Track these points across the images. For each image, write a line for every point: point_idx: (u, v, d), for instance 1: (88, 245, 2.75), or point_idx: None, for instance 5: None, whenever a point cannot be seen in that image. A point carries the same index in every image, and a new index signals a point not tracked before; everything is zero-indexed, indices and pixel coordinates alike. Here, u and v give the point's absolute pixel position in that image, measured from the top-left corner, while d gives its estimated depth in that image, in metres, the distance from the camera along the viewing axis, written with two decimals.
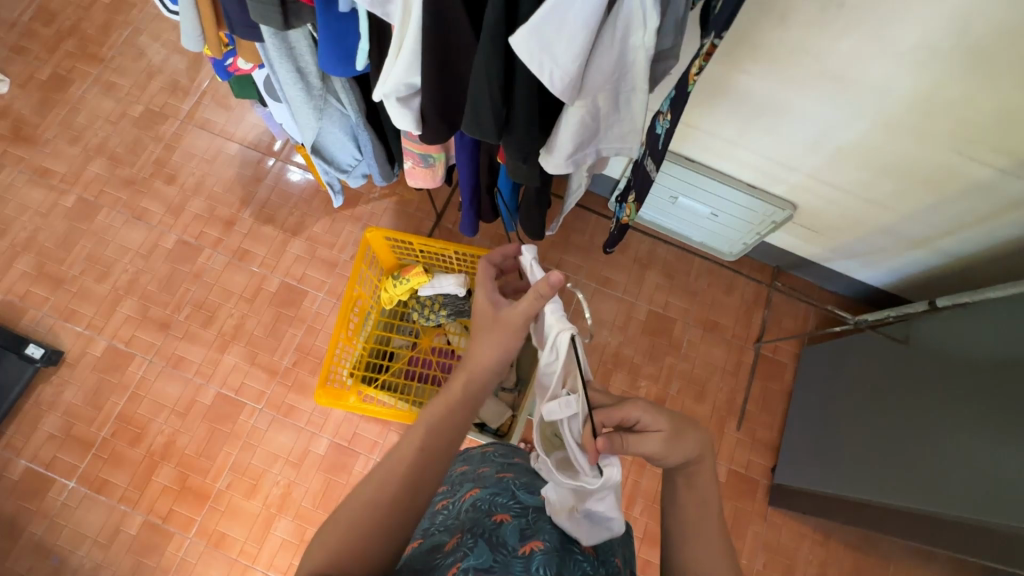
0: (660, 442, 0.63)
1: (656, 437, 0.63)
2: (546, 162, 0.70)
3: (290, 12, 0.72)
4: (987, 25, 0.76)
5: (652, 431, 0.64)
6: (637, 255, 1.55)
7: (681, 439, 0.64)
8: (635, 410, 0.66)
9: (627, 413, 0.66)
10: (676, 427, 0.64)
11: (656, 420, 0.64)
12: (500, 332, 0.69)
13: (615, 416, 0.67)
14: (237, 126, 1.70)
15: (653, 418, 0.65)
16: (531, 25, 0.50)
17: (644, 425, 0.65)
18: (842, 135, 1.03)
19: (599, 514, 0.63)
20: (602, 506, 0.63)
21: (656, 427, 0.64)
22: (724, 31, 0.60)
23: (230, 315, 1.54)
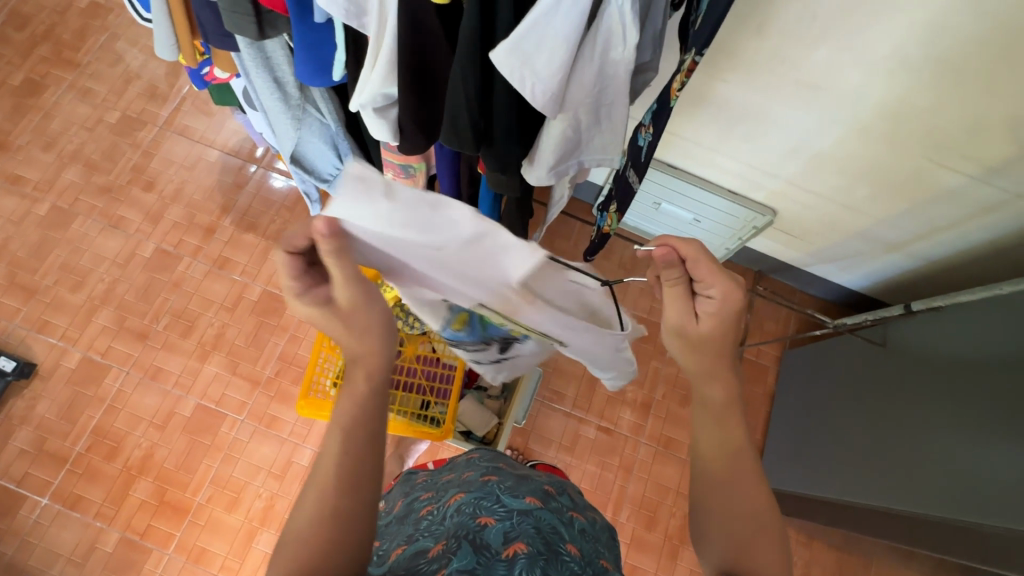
0: (687, 330, 0.63)
1: (686, 322, 0.63)
2: (527, 174, 0.71)
3: (265, 22, 0.72)
4: (953, 39, 0.78)
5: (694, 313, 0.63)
6: (622, 260, 1.56)
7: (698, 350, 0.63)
8: (716, 293, 0.60)
9: (709, 288, 0.60)
10: (703, 342, 0.63)
11: (707, 320, 0.62)
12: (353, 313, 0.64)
13: (700, 275, 0.60)
14: (217, 133, 1.67)
15: (715, 314, 0.61)
16: (511, 40, 0.50)
17: (702, 300, 0.62)
18: (818, 142, 1.05)
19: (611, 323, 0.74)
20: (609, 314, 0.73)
21: (698, 320, 0.63)
22: (705, 47, 0.59)
23: (211, 325, 1.52)
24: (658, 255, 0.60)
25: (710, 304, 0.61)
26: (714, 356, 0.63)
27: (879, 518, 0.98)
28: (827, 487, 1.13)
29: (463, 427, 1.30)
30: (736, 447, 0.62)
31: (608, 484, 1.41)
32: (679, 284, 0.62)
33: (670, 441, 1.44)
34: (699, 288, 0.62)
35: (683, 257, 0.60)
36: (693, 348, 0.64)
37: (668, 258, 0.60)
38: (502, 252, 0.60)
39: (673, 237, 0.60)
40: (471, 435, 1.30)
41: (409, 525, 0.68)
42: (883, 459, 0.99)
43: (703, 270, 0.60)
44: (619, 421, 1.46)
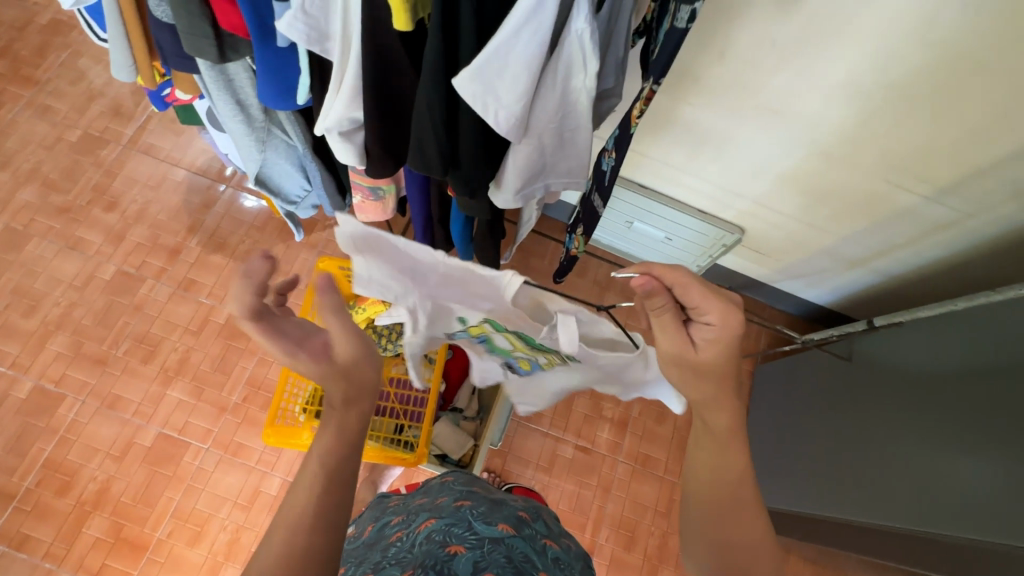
0: (687, 357, 0.61)
1: (684, 350, 0.61)
2: (495, 197, 0.71)
3: (226, 46, 0.71)
4: (900, 67, 0.82)
5: (690, 341, 0.61)
6: (596, 278, 1.57)
7: (701, 378, 0.62)
8: (714, 319, 0.59)
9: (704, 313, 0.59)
10: (705, 371, 0.61)
11: (706, 346, 0.60)
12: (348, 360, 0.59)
13: (692, 301, 0.59)
14: (184, 152, 1.64)
15: (714, 340, 0.60)
16: (473, 67, 0.50)
17: (700, 326, 0.61)
18: (781, 163, 1.09)
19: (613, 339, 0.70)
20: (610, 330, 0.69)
21: (697, 348, 0.61)
22: (663, 77, 0.58)
23: (174, 349, 1.46)
24: (637, 283, 0.58)
25: (711, 329, 0.60)
26: (716, 382, 0.61)
27: (854, 532, 0.98)
28: (802, 501, 1.13)
29: (438, 450, 1.28)
30: (736, 479, 0.60)
31: (586, 504, 1.40)
32: (665, 313, 0.60)
33: (647, 458, 1.44)
34: (693, 314, 0.60)
35: (666, 284, 0.59)
36: (692, 376, 0.62)
37: (647, 286, 0.59)
38: (474, 280, 0.62)
39: (653, 265, 0.59)
40: (446, 458, 1.27)
41: (376, 552, 0.65)
42: (853, 472, 1.01)
43: (694, 295, 0.58)
44: (597, 439, 1.45)
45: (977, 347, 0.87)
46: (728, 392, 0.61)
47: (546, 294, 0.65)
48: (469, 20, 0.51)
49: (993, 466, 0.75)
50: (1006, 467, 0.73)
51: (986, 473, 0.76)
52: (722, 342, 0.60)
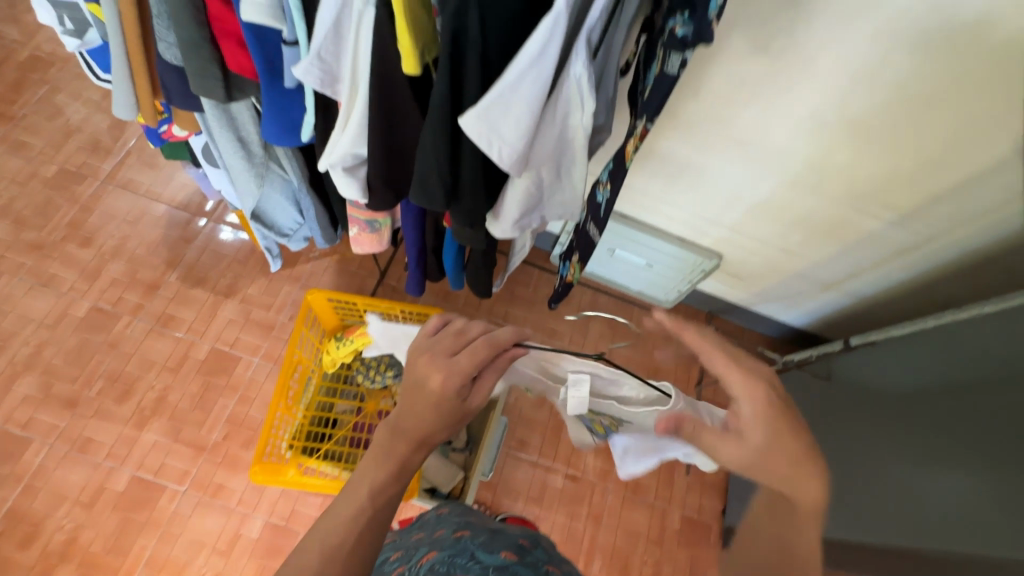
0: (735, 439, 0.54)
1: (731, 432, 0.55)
2: (493, 228, 0.73)
3: (233, 85, 0.75)
4: (861, 103, 0.89)
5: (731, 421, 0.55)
6: (580, 305, 1.59)
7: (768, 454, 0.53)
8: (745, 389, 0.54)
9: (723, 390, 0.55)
10: (765, 447, 0.53)
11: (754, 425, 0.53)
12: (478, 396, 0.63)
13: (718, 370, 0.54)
14: (165, 186, 1.62)
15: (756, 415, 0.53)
16: (478, 107, 0.53)
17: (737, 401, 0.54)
18: (755, 192, 1.15)
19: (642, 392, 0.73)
20: (631, 384, 0.73)
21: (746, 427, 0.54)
22: (655, 115, 0.60)
23: (151, 388, 1.41)
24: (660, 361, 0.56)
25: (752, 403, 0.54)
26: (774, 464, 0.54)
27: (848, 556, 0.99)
28: None
29: (428, 484, 1.25)
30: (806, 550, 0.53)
31: (578, 534, 1.38)
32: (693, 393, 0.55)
33: (637, 485, 1.44)
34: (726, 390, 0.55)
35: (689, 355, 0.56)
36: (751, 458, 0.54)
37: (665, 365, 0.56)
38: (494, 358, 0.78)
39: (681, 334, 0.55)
40: (436, 492, 1.25)
41: None
42: (840, 490, 1.03)
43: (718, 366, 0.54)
44: (586, 467, 1.44)
45: (949, 363, 0.91)
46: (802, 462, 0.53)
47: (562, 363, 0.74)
48: (475, 67, 0.53)
49: (970, 478, 0.77)
50: (980, 479, 0.76)
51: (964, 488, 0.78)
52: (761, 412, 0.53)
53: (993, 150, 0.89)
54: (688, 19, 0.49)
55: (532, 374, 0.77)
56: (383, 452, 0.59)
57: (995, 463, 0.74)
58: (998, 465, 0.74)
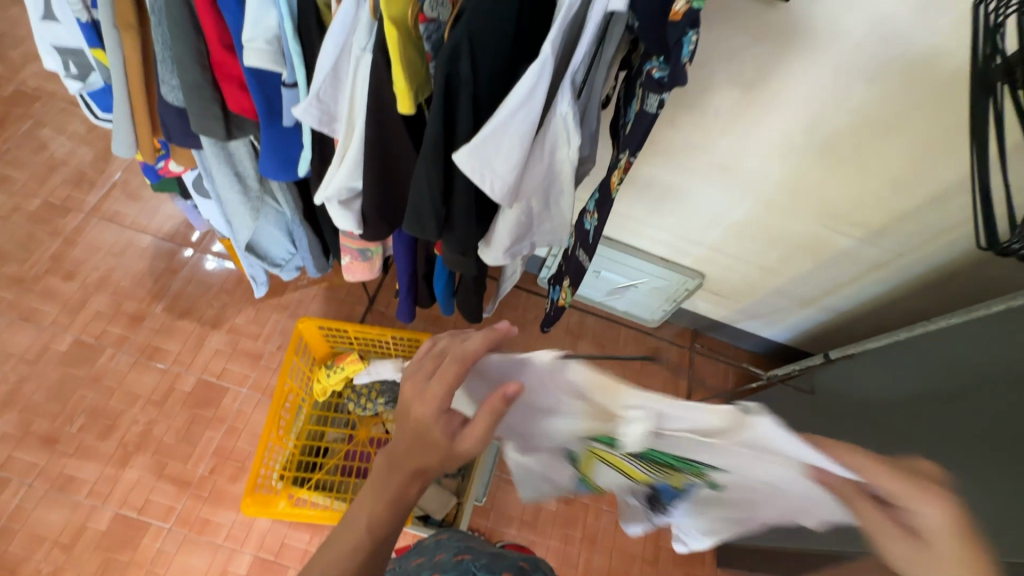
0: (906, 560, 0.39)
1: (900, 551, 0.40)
2: (485, 255, 0.76)
3: (233, 124, 0.78)
4: (827, 129, 0.94)
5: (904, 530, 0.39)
6: (568, 326, 1.61)
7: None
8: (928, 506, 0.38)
9: (909, 504, 0.38)
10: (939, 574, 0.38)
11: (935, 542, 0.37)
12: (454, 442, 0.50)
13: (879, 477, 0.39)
14: (150, 218, 1.62)
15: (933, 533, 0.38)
16: (471, 144, 0.55)
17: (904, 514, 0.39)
18: (732, 213, 1.19)
19: (739, 433, 0.40)
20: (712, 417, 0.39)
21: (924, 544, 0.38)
22: (637, 150, 0.62)
23: (135, 422, 1.39)
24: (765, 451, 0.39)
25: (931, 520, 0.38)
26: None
27: None
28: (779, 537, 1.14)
29: (420, 511, 1.24)
30: None
31: (573, 558, 1.37)
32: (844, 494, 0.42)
33: None
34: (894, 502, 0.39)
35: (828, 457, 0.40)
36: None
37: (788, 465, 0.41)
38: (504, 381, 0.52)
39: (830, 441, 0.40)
40: (429, 518, 1.24)
41: None
42: None
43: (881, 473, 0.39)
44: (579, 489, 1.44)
45: (921, 373, 0.95)
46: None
47: (596, 385, 0.42)
48: (467, 108, 0.56)
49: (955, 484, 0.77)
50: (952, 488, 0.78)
51: None
52: (962, 548, 0.37)
53: (953, 171, 0.94)
54: (663, 63, 0.52)
55: (568, 401, 0.47)
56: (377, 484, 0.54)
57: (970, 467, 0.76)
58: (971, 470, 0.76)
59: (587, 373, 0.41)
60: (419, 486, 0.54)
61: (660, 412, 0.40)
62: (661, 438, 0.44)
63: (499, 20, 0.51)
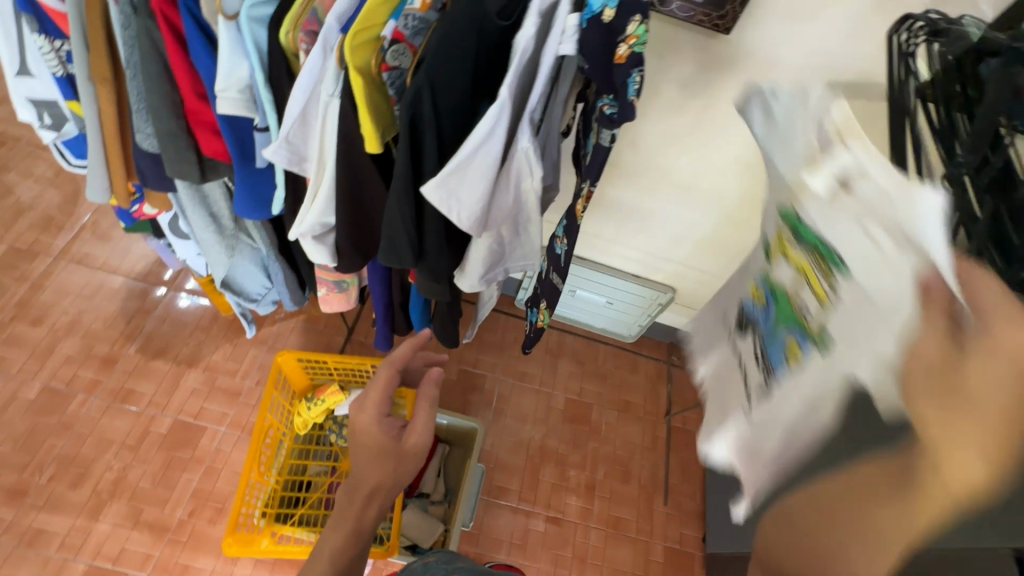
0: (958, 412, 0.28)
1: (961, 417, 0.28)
2: (460, 281, 0.79)
3: (208, 167, 0.80)
4: None
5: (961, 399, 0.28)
6: (548, 346, 1.64)
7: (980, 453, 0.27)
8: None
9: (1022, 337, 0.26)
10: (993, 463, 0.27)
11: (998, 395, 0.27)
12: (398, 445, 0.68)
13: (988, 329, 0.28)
14: (122, 258, 1.61)
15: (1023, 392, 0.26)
16: (437, 179, 0.59)
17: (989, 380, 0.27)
18: (696, 229, 1.25)
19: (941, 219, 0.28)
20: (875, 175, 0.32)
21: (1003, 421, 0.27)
22: (598, 178, 0.66)
23: (109, 468, 1.35)
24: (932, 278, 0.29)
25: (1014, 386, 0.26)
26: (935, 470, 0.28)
27: None
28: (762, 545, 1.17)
29: (408, 540, 1.22)
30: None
31: None
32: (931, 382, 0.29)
33: (619, 521, 1.44)
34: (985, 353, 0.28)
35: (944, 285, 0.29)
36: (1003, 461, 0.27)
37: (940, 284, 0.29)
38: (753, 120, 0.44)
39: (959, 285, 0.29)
40: (417, 548, 1.22)
41: None
42: None
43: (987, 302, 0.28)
44: (567, 508, 1.44)
45: None
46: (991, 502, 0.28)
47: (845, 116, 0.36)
48: (432, 147, 0.60)
49: None
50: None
51: None
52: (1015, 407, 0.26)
53: None
54: (613, 101, 0.56)
55: (781, 177, 0.42)
56: (337, 519, 0.63)
57: None
58: None
59: (837, 115, 0.37)
60: (376, 508, 0.64)
61: (865, 161, 0.34)
62: (836, 216, 0.35)
63: (458, 66, 0.55)
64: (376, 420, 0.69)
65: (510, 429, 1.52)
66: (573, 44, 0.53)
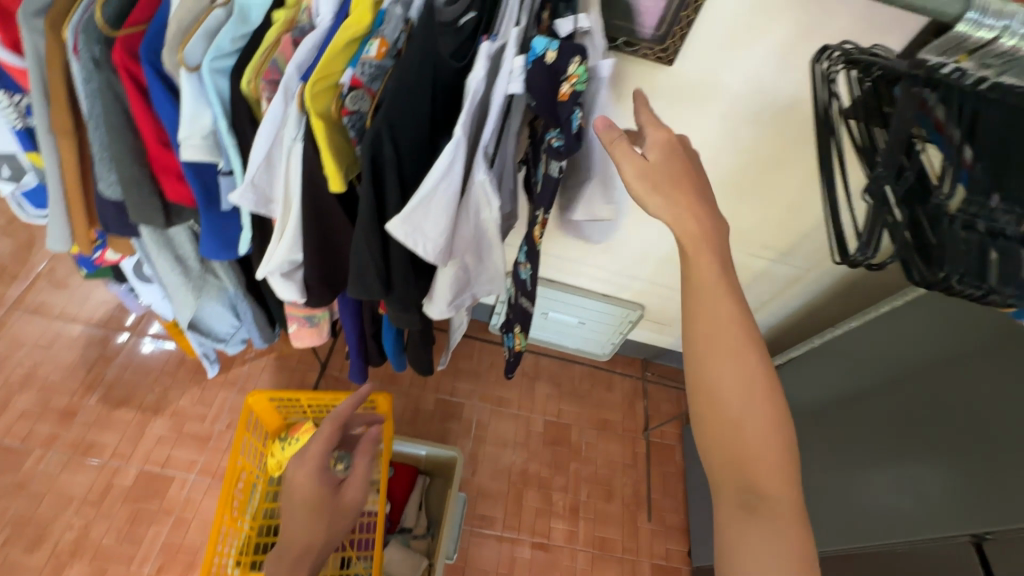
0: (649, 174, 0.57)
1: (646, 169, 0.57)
2: (429, 310, 0.80)
3: (172, 212, 0.81)
4: (725, 166, 1.06)
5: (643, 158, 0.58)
6: (524, 369, 1.65)
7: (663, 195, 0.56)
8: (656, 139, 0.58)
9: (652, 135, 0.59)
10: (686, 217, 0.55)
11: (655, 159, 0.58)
12: (338, 496, 0.80)
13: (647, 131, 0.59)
14: (81, 305, 1.56)
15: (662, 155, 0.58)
16: (401, 215, 0.61)
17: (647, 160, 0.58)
18: (658, 248, 1.30)
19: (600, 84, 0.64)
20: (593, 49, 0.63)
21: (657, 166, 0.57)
22: (552, 206, 0.69)
23: (69, 527, 1.28)
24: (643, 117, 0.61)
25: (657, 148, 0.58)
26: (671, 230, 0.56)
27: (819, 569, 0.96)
28: None
29: None
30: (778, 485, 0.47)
31: None
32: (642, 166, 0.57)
33: (604, 541, 1.44)
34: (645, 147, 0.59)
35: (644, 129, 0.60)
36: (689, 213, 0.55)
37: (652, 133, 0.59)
38: None
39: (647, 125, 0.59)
40: None
41: None
42: None
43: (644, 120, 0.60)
44: (552, 532, 1.44)
45: (841, 374, 1.03)
46: (722, 266, 0.54)
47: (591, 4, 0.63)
48: (394, 184, 0.62)
49: (891, 477, 0.83)
50: (884, 485, 0.84)
51: (895, 489, 0.82)
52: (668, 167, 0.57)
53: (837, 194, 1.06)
54: (559, 134, 0.60)
55: None
56: None
57: (897, 454, 0.83)
58: (896, 459, 0.83)
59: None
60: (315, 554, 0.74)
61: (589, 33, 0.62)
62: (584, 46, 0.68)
63: (414, 108, 0.58)
64: (317, 474, 0.80)
65: (490, 455, 1.51)
66: (521, 84, 0.57)
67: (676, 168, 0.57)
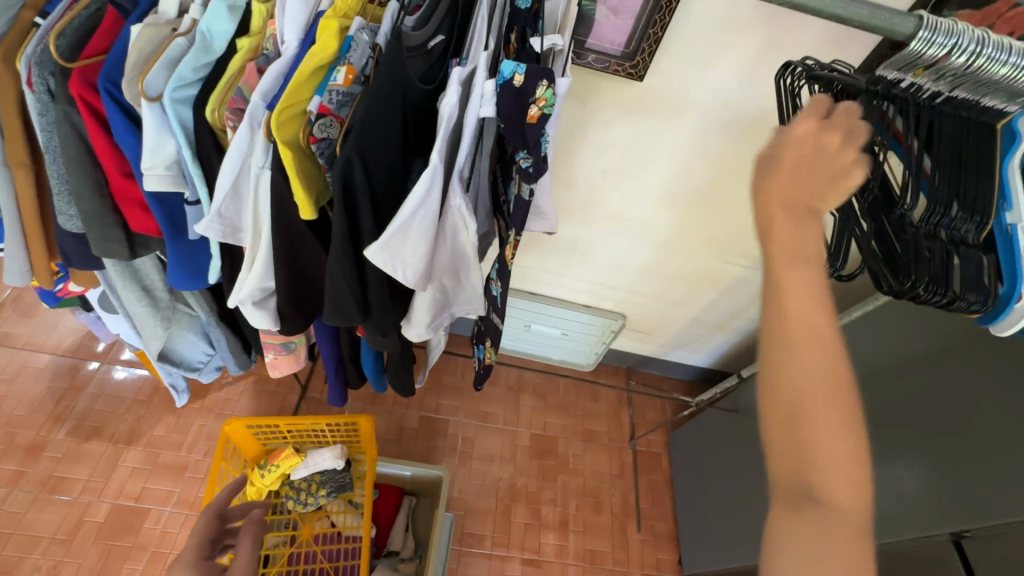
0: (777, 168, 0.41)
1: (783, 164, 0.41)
2: (408, 332, 0.79)
3: (137, 242, 0.78)
4: (697, 178, 1.08)
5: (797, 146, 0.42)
6: (508, 383, 1.64)
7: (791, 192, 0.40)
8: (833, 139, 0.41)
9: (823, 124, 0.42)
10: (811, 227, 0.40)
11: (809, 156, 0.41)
12: None
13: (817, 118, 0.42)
14: (48, 335, 1.50)
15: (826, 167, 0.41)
16: (380, 242, 0.60)
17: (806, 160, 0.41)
18: (637, 258, 1.31)
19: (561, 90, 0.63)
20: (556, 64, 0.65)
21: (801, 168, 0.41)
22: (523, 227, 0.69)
23: (36, 569, 1.22)
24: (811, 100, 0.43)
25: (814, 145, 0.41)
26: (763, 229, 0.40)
27: None
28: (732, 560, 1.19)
29: None
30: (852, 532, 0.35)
31: None
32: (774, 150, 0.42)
33: (594, 554, 1.43)
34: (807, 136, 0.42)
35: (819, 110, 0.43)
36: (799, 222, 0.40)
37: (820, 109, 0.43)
38: None
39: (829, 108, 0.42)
40: None
41: None
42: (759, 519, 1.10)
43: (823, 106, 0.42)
44: (542, 548, 1.42)
45: None
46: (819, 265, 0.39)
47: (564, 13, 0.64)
48: (367, 210, 0.61)
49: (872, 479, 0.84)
50: None
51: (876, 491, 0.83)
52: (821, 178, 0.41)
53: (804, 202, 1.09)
54: (528, 156, 0.60)
55: None
56: None
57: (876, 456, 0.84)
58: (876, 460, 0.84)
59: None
60: None
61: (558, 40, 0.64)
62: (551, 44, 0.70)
63: (384, 134, 0.58)
64: None
65: (476, 471, 1.49)
66: (491, 108, 0.58)
67: (826, 177, 0.41)
